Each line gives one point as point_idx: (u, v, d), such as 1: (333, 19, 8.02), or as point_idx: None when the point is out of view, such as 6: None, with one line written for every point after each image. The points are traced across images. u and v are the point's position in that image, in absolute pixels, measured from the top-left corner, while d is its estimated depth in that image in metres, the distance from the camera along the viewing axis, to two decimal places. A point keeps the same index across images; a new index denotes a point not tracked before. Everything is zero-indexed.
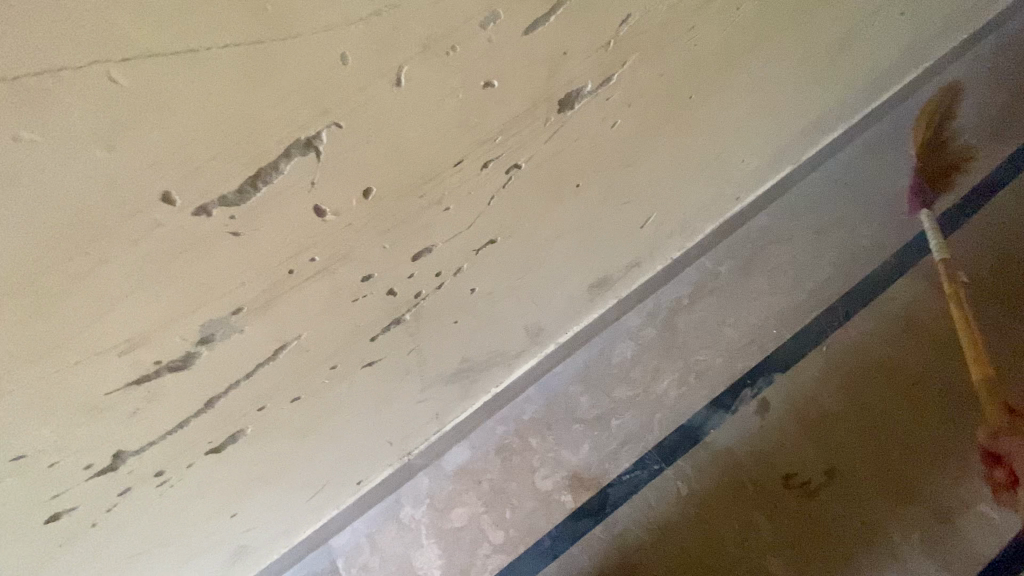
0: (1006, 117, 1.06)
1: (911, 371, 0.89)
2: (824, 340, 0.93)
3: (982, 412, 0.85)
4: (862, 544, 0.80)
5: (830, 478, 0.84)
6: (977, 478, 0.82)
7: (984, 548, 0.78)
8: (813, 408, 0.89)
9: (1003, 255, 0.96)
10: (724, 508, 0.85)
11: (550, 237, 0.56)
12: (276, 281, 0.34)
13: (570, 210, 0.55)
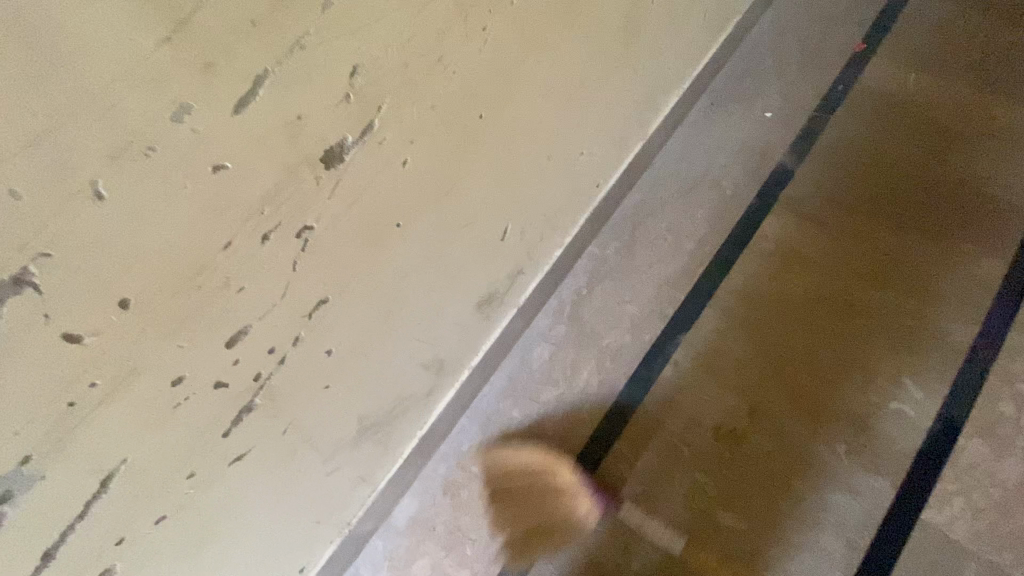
0: (821, 44, 1.15)
1: (802, 300, 0.95)
2: (717, 292, 0.97)
3: (871, 319, 0.92)
4: (798, 473, 0.84)
5: (756, 421, 0.88)
6: (881, 381, 0.87)
7: (902, 441, 0.84)
8: (726, 360, 0.92)
9: (852, 170, 1.03)
10: (669, 478, 0.87)
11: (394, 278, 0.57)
12: (58, 407, 0.34)
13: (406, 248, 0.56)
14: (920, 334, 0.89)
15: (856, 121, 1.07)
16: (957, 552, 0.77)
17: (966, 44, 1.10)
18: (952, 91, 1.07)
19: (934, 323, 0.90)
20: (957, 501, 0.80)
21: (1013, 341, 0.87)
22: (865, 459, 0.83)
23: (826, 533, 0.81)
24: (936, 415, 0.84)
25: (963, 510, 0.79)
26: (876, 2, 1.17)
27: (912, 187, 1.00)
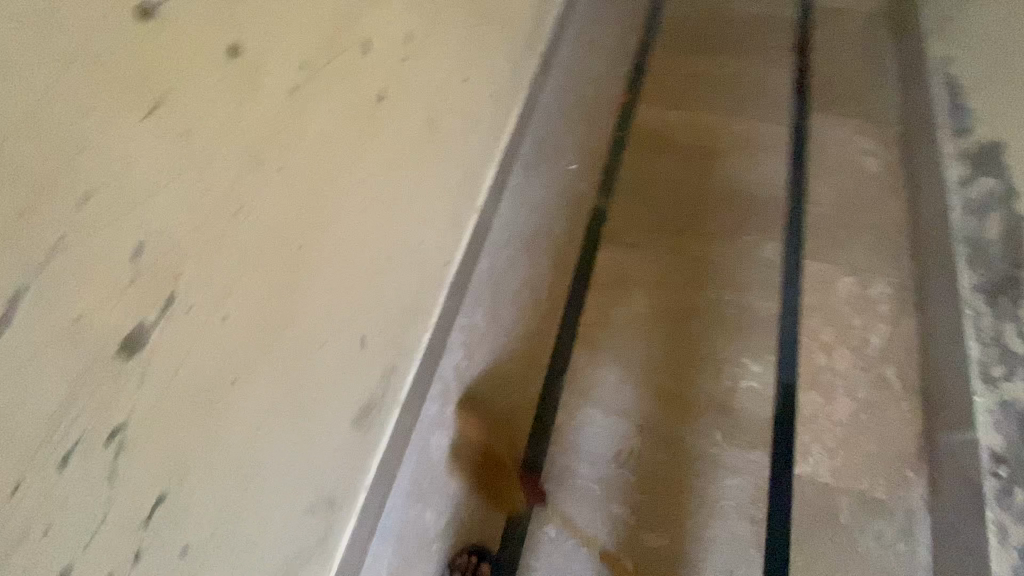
0: (599, 99, 1.35)
1: (648, 317, 1.07)
2: (580, 329, 1.05)
3: (705, 316, 1.06)
4: (692, 472, 0.93)
5: (647, 438, 0.95)
6: (729, 367, 1.01)
7: (760, 412, 0.97)
8: (606, 391, 0.99)
9: (652, 197, 1.22)
10: (591, 521, 0.89)
11: (260, 407, 0.54)
12: None
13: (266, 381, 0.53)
14: (742, 317, 1.06)
15: (643, 156, 1.27)
16: (830, 492, 0.90)
17: (702, 81, 1.38)
18: (703, 119, 1.32)
19: (750, 305, 1.07)
20: (816, 448, 0.94)
21: (808, 301, 1.07)
22: (739, 439, 0.95)
23: (731, 518, 0.89)
24: (776, 381, 0.99)
25: (822, 454, 0.93)
26: (628, 59, 1.42)
27: (698, 200, 1.21)
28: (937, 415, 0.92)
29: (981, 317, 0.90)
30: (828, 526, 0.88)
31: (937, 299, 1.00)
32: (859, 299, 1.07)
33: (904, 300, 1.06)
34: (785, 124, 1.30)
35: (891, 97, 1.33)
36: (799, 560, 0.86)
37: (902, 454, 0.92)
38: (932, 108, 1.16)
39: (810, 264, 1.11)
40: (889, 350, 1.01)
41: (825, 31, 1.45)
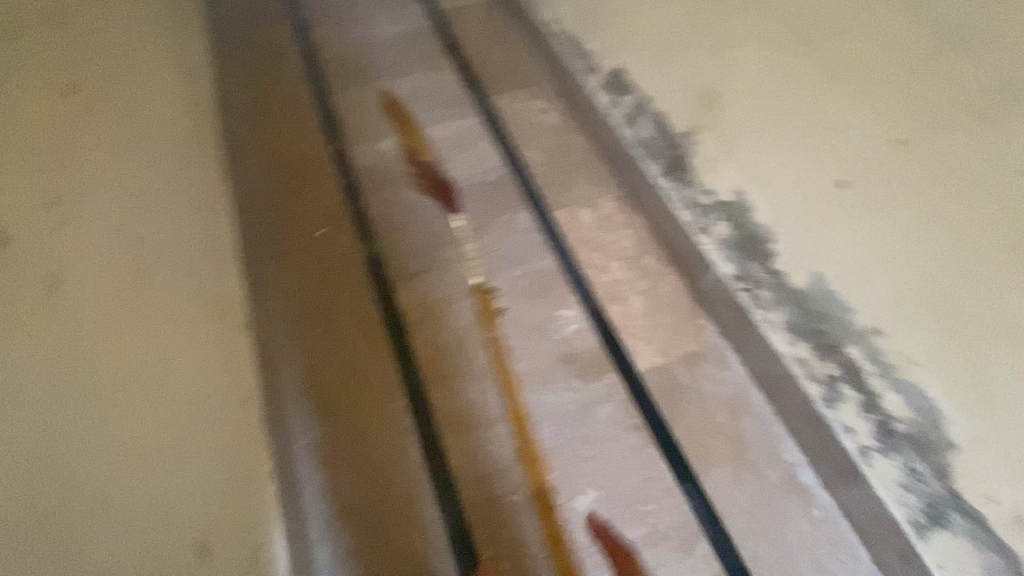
0: (310, 168, 1.36)
1: (469, 327, 1.12)
2: (417, 372, 1.06)
3: (511, 299, 1.16)
4: (575, 424, 1.02)
5: (528, 425, 1.01)
6: (550, 327, 1.13)
7: (590, 344, 1.11)
8: (474, 412, 1.02)
9: (409, 226, 1.26)
10: (526, 525, 0.93)
11: (173, 570, 0.57)
12: None
13: (156, 535, 0.58)
14: (534, 281, 1.19)
15: (378, 194, 1.31)
16: (666, 368, 1.09)
17: (389, 106, 1.47)
18: (410, 137, 1.41)
19: (535, 269, 1.21)
20: (640, 344, 1.12)
21: (572, 241, 1.26)
22: (591, 377, 1.07)
23: (621, 437, 1.01)
24: (588, 315, 1.15)
25: (646, 345, 1.12)
26: (315, 121, 1.45)
27: (447, 205, 1.29)
28: (690, 271, 1.17)
29: (670, 190, 1.14)
30: (680, 392, 1.06)
31: (644, 191, 1.26)
32: (602, 219, 1.28)
33: (628, 203, 1.31)
34: (474, 114, 1.47)
35: (535, 60, 1.59)
36: (679, 434, 1.01)
37: (689, 312, 1.15)
38: (563, 59, 1.45)
39: (556, 213, 1.30)
40: (641, 244, 1.25)
41: (462, 28, 1.66)
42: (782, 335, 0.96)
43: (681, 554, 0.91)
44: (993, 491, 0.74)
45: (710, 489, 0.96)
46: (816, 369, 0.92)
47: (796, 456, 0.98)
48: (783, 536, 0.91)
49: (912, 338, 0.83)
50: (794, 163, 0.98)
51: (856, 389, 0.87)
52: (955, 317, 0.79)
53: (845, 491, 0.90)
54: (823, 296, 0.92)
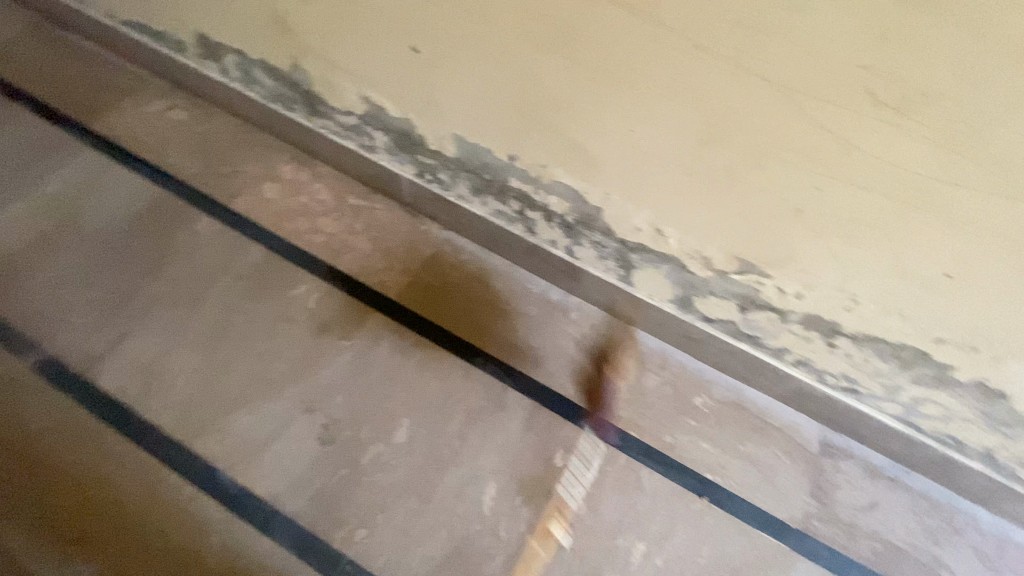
0: None
1: (209, 359, 1.02)
2: (180, 438, 0.95)
3: (237, 308, 1.08)
4: (360, 374, 1.02)
5: (319, 405, 0.99)
6: (291, 309, 1.08)
7: (337, 299, 1.09)
8: (260, 429, 0.96)
9: (77, 306, 1.06)
10: (365, 484, 0.93)
11: None
12: None
13: None
14: (251, 278, 1.11)
15: (14, 296, 1.06)
16: (415, 278, 1.14)
17: None
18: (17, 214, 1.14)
19: (247, 267, 1.12)
20: (382, 272, 1.14)
21: (269, 220, 1.18)
22: (353, 328, 1.07)
23: (406, 357, 1.04)
24: (320, 277, 1.12)
25: (388, 269, 1.14)
26: None
27: (111, 261, 1.11)
28: (389, 189, 1.20)
29: (327, 125, 1.16)
30: (436, 290, 1.13)
31: (309, 139, 1.23)
32: (289, 186, 1.23)
33: (304, 159, 1.27)
34: (84, 150, 1.24)
35: (125, 63, 1.37)
36: (452, 326, 1.09)
37: (408, 223, 1.19)
38: (154, 50, 1.29)
39: (239, 205, 1.21)
40: (336, 187, 1.23)
41: (13, 67, 1.35)
42: (473, 198, 1.08)
43: (500, 413, 1.01)
44: (638, 226, 0.88)
45: (496, 350, 1.08)
46: (506, 210, 1.05)
47: (543, 284, 1.15)
48: (561, 347, 1.09)
49: (527, 145, 0.87)
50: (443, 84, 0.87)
51: (533, 210, 1.00)
52: (539, 115, 0.81)
53: (580, 286, 1.11)
54: (466, 152, 0.97)
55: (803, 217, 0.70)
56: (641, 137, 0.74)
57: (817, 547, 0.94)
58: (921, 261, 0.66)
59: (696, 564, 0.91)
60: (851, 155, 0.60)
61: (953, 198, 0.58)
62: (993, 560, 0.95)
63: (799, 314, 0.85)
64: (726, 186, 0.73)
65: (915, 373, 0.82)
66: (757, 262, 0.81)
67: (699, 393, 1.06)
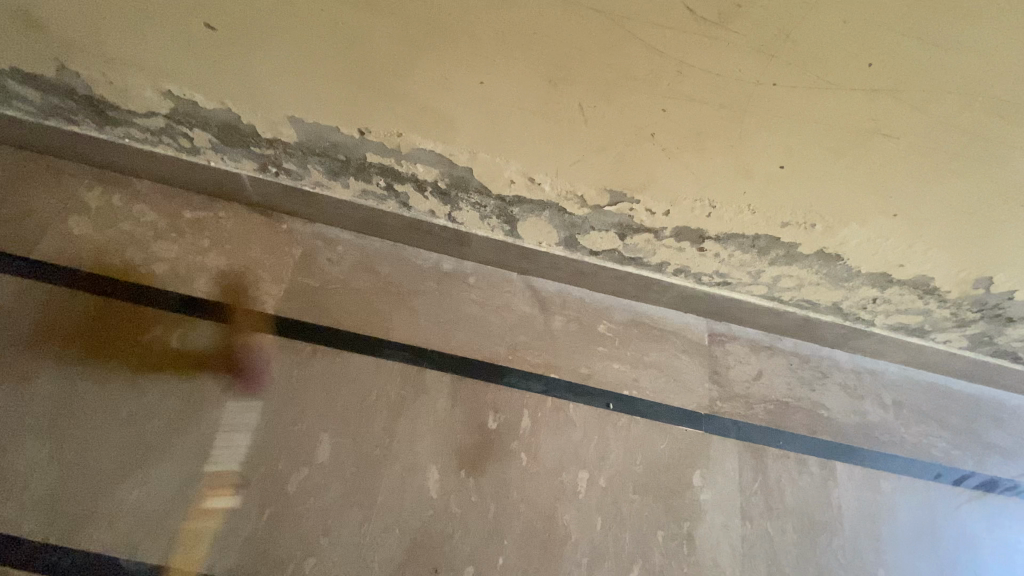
0: None
1: (60, 442, 0.85)
2: (52, 540, 0.80)
3: (80, 373, 0.90)
4: (261, 404, 0.93)
5: (220, 451, 0.88)
6: (153, 357, 0.93)
7: (209, 331, 0.97)
8: (156, 497, 0.84)
9: None
10: (300, 513, 0.86)
11: None
12: None
13: None
14: (89, 334, 0.93)
15: None
16: (292, 285, 1.04)
17: None
18: None
19: (78, 323, 0.94)
20: (253, 288, 1.02)
21: (90, 262, 0.99)
22: (236, 357, 0.95)
23: (308, 370, 0.97)
24: (178, 311, 0.97)
25: (259, 284, 1.02)
26: None
27: None
28: (233, 194, 1.06)
29: (129, 133, 0.97)
30: (321, 292, 1.04)
31: (113, 157, 1.03)
32: (103, 217, 1.03)
33: (114, 179, 1.06)
34: None
35: None
36: (347, 324, 1.02)
37: (266, 227, 1.07)
38: None
39: (41, 251, 0.98)
40: (166, 204, 1.05)
41: None
42: (333, 181, 0.98)
43: (422, 397, 0.98)
44: (511, 179, 0.87)
45: (401, 336, 1.03)
46: (372, 188, 0.97)
47: (433, 256, 1.11)
48: (466, 314, 1.08)
49: (376, 116, 0.80)
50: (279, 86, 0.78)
51: (402, 183, 0.93)
52: (379, 82, 0.74)
53: (469, 250, 1.09)
54: (310, 135, 0.86)
55: (657, 139, 0.73)
56: (491, 86, 0.70)
57: (726, 423, 1.07)
58: (760, 158, 0.73)
59: (635, 473, 0.99)
60: (686, 73, 0.63)
61: (776, 97, 0.63)
62: (850, 387, 1.16)
63: (670, 229, 0.92)
64: (582, 122, 0.73)
65: (771, 256, 0.94)
66: (626, 191, 0.85)
67: (603, 321, 1.13)
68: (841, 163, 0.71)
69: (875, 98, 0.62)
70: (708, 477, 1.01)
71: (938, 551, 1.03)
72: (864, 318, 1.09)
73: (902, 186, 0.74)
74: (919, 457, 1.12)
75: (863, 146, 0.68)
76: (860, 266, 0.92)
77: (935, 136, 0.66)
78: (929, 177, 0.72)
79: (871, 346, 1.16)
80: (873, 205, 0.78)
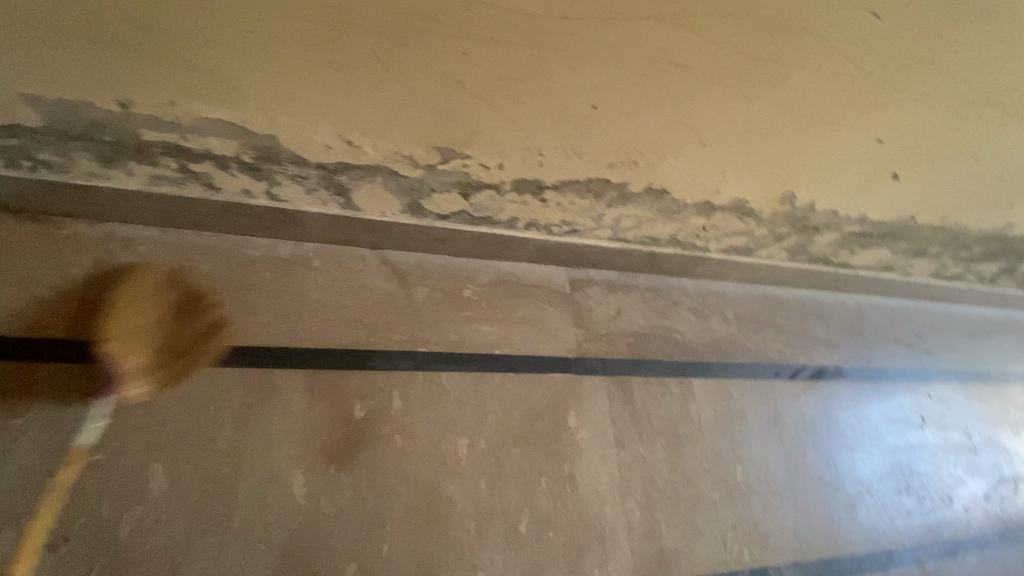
0: None
1: None
2: None
3: None
4: (66, 445, 0.78)
5: (19, 511, 0.73)
6: None
7: None
8: None
9: None
10: (138, 556, 0.75)
11: None
12: None
13: None
14: None
15: None
16: (87, 300, 0.87)
17: None
18: None
19: None
20: (33, 311, 0.84)
21: None
22: (21, 398, 0.79)
23: (124, 395, 0.83)
24: None
25: (39, 305, 0.84)
26: None
27: None
28: None
29: None
30: (128, 302, 0.89)
31: None
32: None
33: None
34: None
35: None
36: (169, 335, 0.89)
37: (40, 235, 0.88)
38: None
39: None
40: None
41: None
42: (112, 171, 0.82)
43: (274, 398, 0.90)
44: (327, 145, 0.79)
45: (239, 337, 0.92)
46: (164, 173, 0.82)
47: (265, 242, 1.00)
48: (315, 301, 0.99)
49: (135, 84, 0.67)
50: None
51: (199, 163, 0.80)
52: (123, 39, 0.61)
53: (307, 231, 0.99)
54: (58, 115, 0.71)
55: (467, 87, 0.69)
56: (266, 36, 0.61)
57: (594, 363, 1.11)
58: (572, 98, 0.72)
59: (512, 429, 1.00)
60: (475, 10, 0.59)
61: (569, 31, 0.62)
62: (698, 309, 1.27)
63: (509, 183, 0.90)
64: (383, 74, 0.66)
65: (608, 198, 0.96)
66: (453, 147, 0.81)
67: (466, 286, 1.10)
68: (646, 96, 0.73)
69: (656, 25, 0.64)
70: (581, 418, 1.05)
71: (780, 436, 1.19)
72: (701, 246, 1.18)
73: (702, 115, 0.78)
74: (760, 360, 1.27)
75: (660, 77, 0.71)
76: (687, 197, 0.98)
77: (719, 62, 0.70)
78: (722, 104, 0.77)
79: (711, 270, 1.27)
80: (683, 136, 0.82)
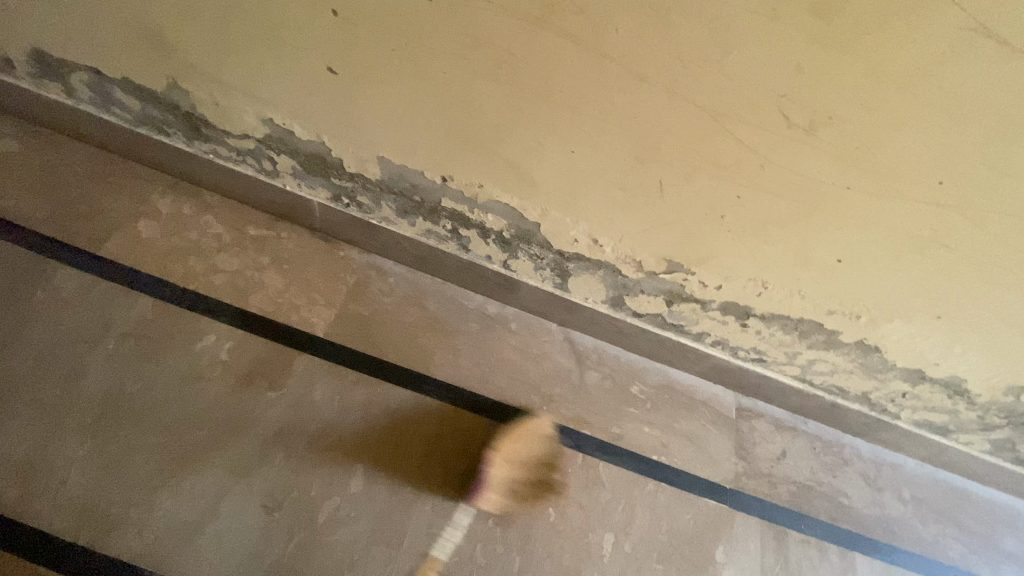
0: None
1: (102, 441, 0.85)
2: (87, 540, 0.79)
3: (128, 375, 0.91)
4: (301, 426, 0.93)
5: (257, 469, 0.88)
6: (200, 367, 0.94)
7: (259, 347, 0.98)
8: (186, 509, 0.83)
9: None
10: (328, 542, 0.85)
11: None
12: None
13: None
14: (145, 336, 0.95)
15: None
16: (343, 312, 1.06)
17: None
18: None
19: (134, 324, 0.95)
20: (306, 311, 1.04)
21: (156, 267, 1.02)
22: (281, 377, 0.97)
23: (349, 398, 0.98)
24: (230, 323, 0.99)
25: (311, 307, 1.05)
26: None
27: None
28: (298, 217, 1.11)
29: (216, 150, 1.02)
30: (369, 322, 1.06)
31: (193, 170, 1.08)
32: (172, 225, 1.06)
33: (186, 189, 1.11)
34: None
35: None
36: (392, 357, 1.04)
37: (325, 252, 1.11)
38: None
39: (110, 250, 1.02)
40: (234, 221, 1.09)
41: None
42: (400, 219, 1.03)
43: (458, 438, 0.99)
44: (574, 238, 0.92)
45: (442, 374, 1.05)
46: (437, 228, 1.03)
47: (478, 297, 1.15)
48: (505, 360, 1.10)
49: (462, 167, 0.85)
50: (381, 128, 0.83)
51: (467, 229, 0.99)
52: (474, 137, 0.79)
53: (516, 297, 1.13)
54: (392, 174, 0.91)
55: (725, 221, 0.78)
56: (579, 156, 0.76)
57: (750, 500, 1.07)
58: (820, 250, 0.78)
59: (659, 542, 0.99)
60: (767, 169, 0.68)
61: (846, 200, 0.69)
62: (869, 477, 1.17)
63: (719, 303, 0.95)
64: (657, 198, 0.78)
65: (810, 340, 0.97)
66: (684, 263, 0.89)
67: (636, 383, 1.14)
68: (895, 264, 0.77)
69: (940, 212, 0.68)
70: (730, 554, 1.01)
71: None
72: (889, 409, 1.12)
73: (946, 292, 0.79)
74: (937, 557, 1.12)
75: (919, 252, 0.74)
76: (897, 360, 0.95)
77: (986, 251, 0.72)
78: (975, 287, 0.77)
79: (893, 438, 1.18)
80: (919, 306, 0.83)
